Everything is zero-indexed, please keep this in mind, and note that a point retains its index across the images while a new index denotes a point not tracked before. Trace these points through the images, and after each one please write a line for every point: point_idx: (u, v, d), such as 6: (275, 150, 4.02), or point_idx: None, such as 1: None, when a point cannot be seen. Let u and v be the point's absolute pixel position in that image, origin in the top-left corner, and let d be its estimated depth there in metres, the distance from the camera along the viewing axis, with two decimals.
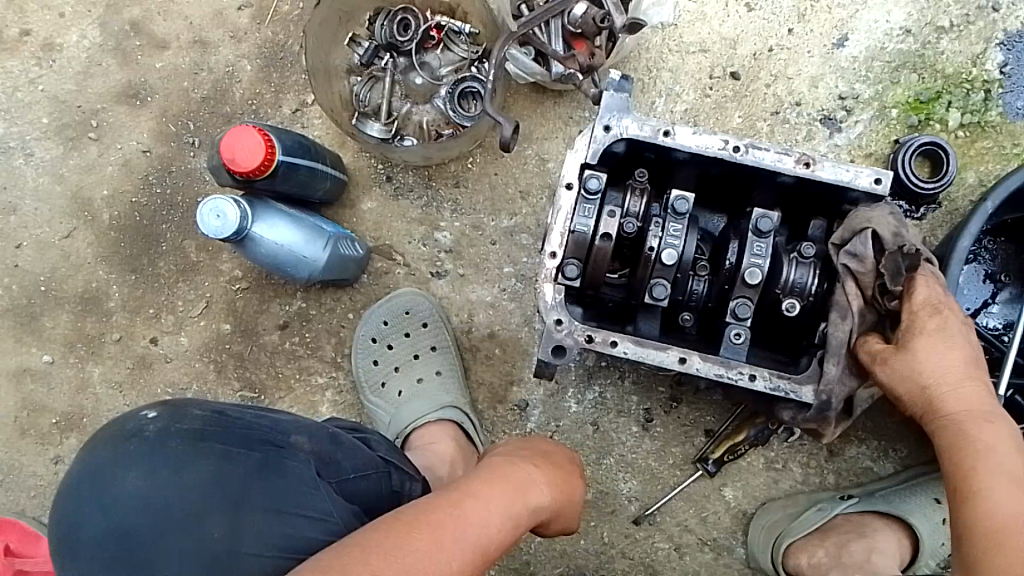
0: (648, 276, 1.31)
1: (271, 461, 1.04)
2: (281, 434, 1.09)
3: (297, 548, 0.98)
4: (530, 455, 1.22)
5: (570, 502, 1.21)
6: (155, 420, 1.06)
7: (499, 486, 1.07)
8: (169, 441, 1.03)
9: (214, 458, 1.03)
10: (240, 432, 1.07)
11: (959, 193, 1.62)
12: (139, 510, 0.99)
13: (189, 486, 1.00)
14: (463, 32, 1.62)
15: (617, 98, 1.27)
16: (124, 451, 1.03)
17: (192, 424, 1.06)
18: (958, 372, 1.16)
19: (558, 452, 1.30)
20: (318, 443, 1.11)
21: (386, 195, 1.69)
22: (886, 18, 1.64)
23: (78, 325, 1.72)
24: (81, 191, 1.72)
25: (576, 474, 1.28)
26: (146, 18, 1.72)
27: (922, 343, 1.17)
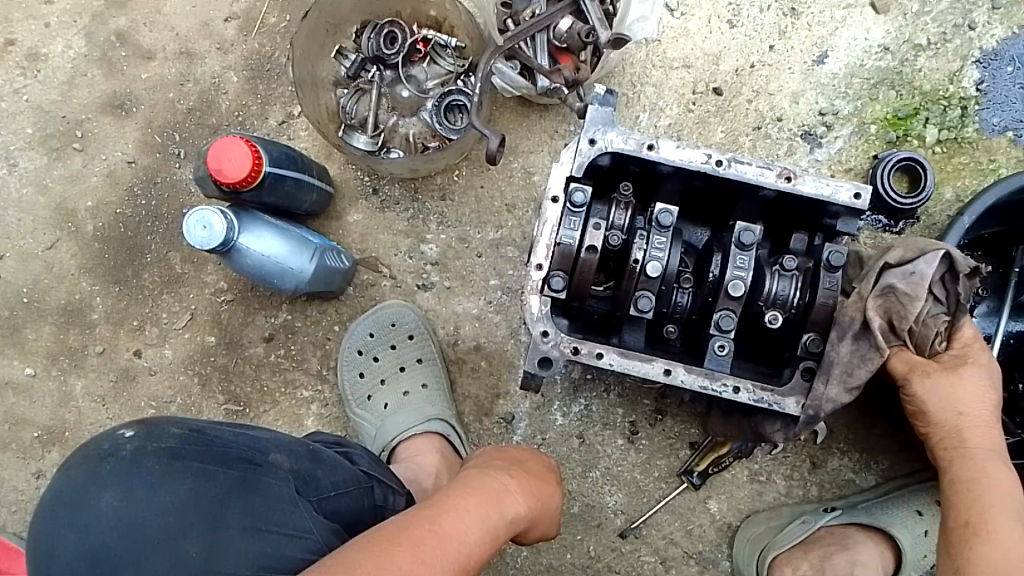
0: (633, 288, 1.32)
1: (251, 480, 1.04)
2: (260, 452, 1.08)
3: (279, 569, 0.98)
4: (505, 465, 1.22)
5: (546, 511, 1.22)
6: (131, 438, 1.03)
7: (481, 499, 1.08)
8: (148, 461, 1.01)
9: (194, 477, 1.01)
10: (219, 450, 1.06)
11: (937, 208, 1.64)
12: (115, 533, 0.97)
13: (167, 508, 0.99)
14: (449, 45, 1.64)
15: (602, 111, 1.29)
16: (99, 470, 1.00)
17: (169, 442, 1.04)
18: (989, 413, 1.31)
19: (532, 460, 1.30)
20: (298, 461, 1.10)
21: (372, 207, 1.70)
22: (865, 35, 1.67)
23: (61, 337, 1.71)
24: (65, 201, 1.72)
25: (553, 481, 1.29)
26: (132, 29, 1.72)
27: (965, 376, 1.31)
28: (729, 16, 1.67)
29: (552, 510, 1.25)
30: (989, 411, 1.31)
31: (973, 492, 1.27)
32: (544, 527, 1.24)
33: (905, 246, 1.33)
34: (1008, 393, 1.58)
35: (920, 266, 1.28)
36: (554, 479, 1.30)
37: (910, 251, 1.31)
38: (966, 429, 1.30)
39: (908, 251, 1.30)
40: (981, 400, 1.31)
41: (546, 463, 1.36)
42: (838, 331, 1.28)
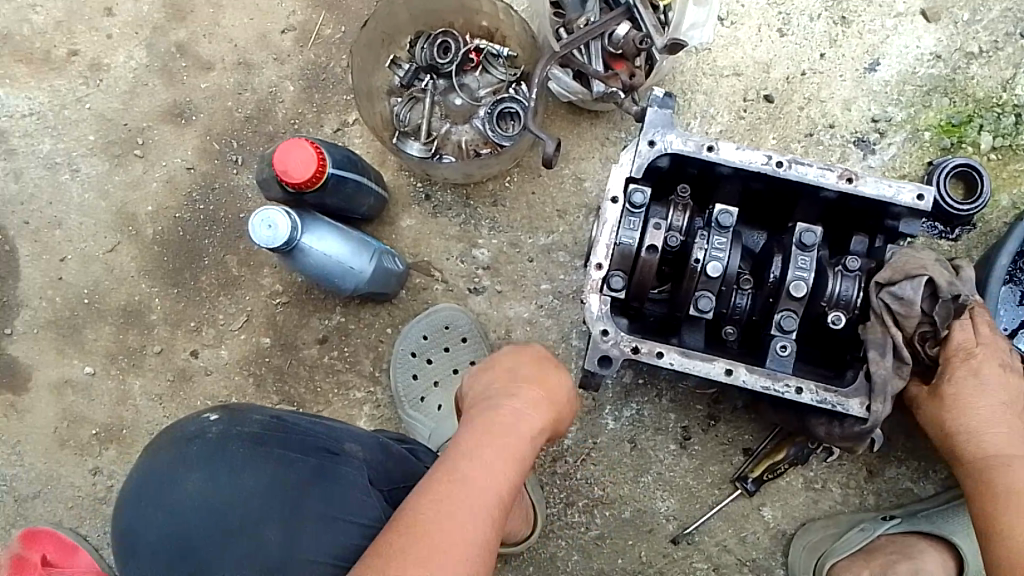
0: (693, 289, 1.33)
1: (327, 469, 1.19)
2: (335, 441, 1.23)
3: (348, 551, 1.13)
4: (502, 389, 1.20)
5: (557, 401, 1.21)
6: (217, 424, 1.22)
7: (479, 449, 1.09)
8: (232, 444, 1.19)
9: (272, 461, 1.18)
10: (297, 438, 1.22)
11: (992, 215, 1.65)
12: (204, 509, 1.15)
13: (248, 489, 1.16)
14: (501, 55, 1.66)
15: (661, 113, 1.31)
16: (189, 452, 1.19)
17: (251, 429, 1.22)
18: (986, 416, 1.29)
19: (523, 358, 1.25)
20: (370, 452, 1.24)
21: (425, 212, 1.73)
22: (917, 43, 1.68)
23: (121, 338, 1.74)
24: (126, 206, 1.76)
25: (557, 365, 1.26)
26: (192, 40, 1.77)
27: (952, 388, 1.31)
28: (780, 25, 1.68)
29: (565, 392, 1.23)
30: (988, 415, 1.30)
31: (982, 500, 1.26)
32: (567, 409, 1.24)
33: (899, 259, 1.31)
34: None
35: (909, 286, 1.27)
36: (558, 364, 1.27)
37: (898, 270, 1.29)
38: (964, 442, 1.31)
39: (895, 272, 1.29)
40: (972, 409, 1.30)
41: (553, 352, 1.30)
42: (877, 350, 1.27)
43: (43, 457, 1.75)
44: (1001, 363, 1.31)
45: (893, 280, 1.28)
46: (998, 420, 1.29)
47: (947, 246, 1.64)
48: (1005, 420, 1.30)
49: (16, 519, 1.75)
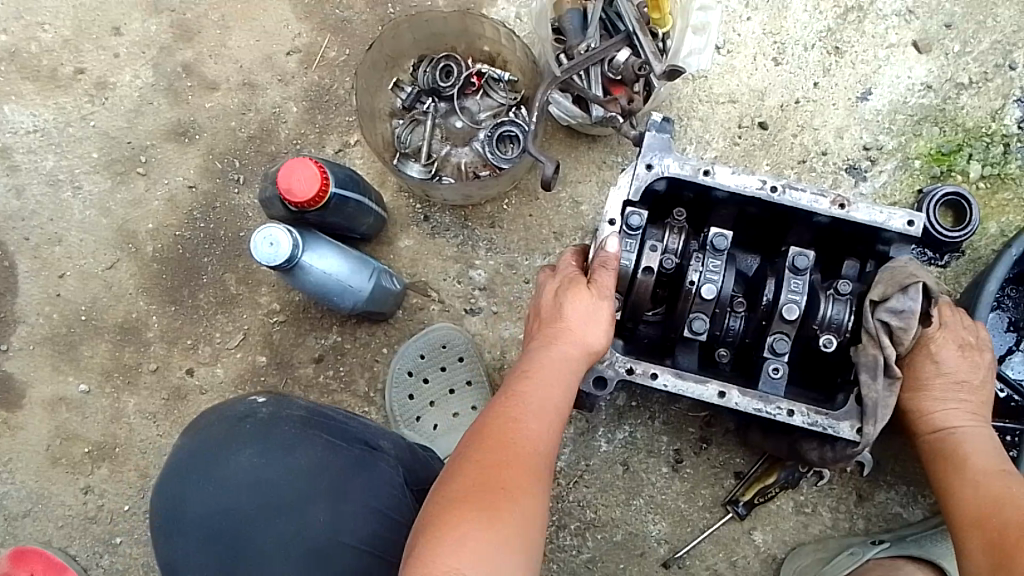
0: (687, 310, 1.35)
1: (366, 458, 1.31)
2: (373, 437, 1.37)
3: (381, 536, 1.25)
4: (543, 348, 1.25)
5: (576, 329, 1.25)
6: (265, 406, 1.35)
7: (514, 390, 1.21)
8: (284, 424, 1.32)
9: (319, 444, 1.31)
10: (338, 427, 1.35)
11: (982, 242, 1.67)
12: (255, 482, 1.27)
13: (295, 467, 1.28)
14: (502, 79, 1.70)
15: (659, 138, 1.33)
16: (242, 429, 1.31)
17: (298, 413, 1.35)
18: (942, 395, 1.33)
19: (548, 291, 1.32)
20: (399, 450, 1.39)
21: (423, 233, 1.75)
22: (908, 73, 1.71)
23: (117, 354, 1.75)
24: (127, 223, 1.77)
25: (578, 286, 1.28)
26: (198, 61, 1.79)
27: (914, 374, 1.34)
28: (774, 54, 1.72)
29: (592, 313, 1.26)
30: (943, 394, 1.33)
31: (940, 468, 1.33)
32: (600, 328, 1.26)
33: (885, 273, 1.31)
34: None
35: (907, 299, 1.27)
36: (584, 282, 1.28)
37: (891, 284, 1.28)
38: (920, 419, 1.35)
39: (891, 285, 1.27)
40: (929, 390, 1.33)
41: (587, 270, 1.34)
42: (869, 372, 1.27)
43: (35, 475, 1.75)
44: (960, 347, 1.33)
45: (890, 295, 1.27)
46: (953, 398, 1.33)
47: (937, 272, 1.67)
48: (960, 397, 1.33)
49: (4, 538, 1.74)
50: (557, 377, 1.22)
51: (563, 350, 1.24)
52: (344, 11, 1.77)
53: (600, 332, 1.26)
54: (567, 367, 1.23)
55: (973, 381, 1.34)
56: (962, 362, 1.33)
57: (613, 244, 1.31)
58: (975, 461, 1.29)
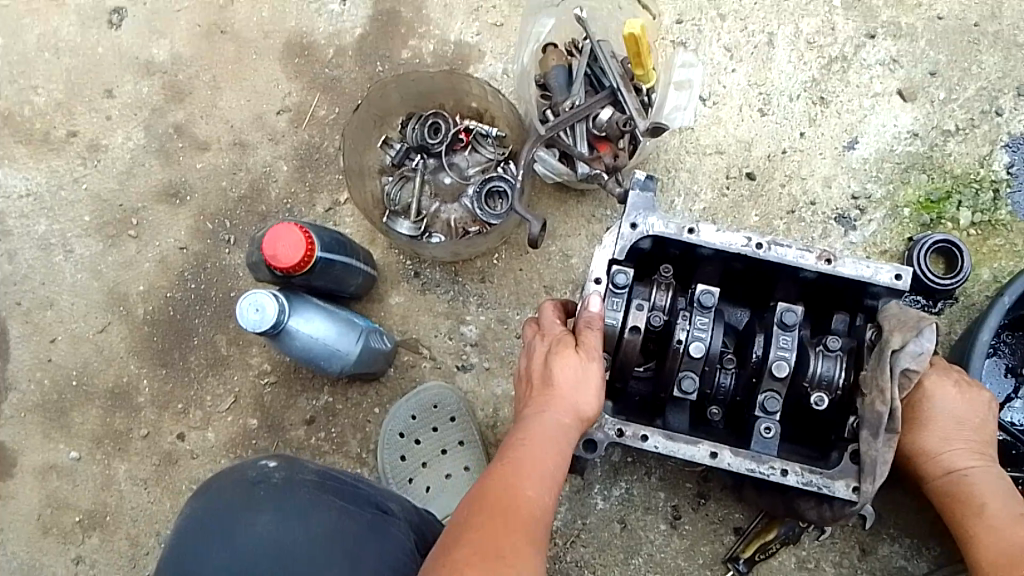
0: (675, 368, 1.34)
1: (380, 523, 1.23)
2: (383, 501, 1.29)
3: None
4: (533, 411, 1.24)
5: (566, 391, 1.23)
6: (278, 470, 1.26)
7: (508, 458, 1.18)
8: (299, 487, 1.23)
9: (335, 509, 1.22)
10: (351, 491, 1.27)
11: (975, 288, 1.66)
12: (267, 550, 1.16)
13: (312, 532, 1.18)
14: (490, 134, 1.69)
15: (642, 196, 1.33)
16: (256, 494, 1.22)
17: (310, 478, 1.27)
18: (945, 437, 1.33)
19: (535, 352, 1.31)
20: (409, 514, 1.31)
21: (414, 289, 1.74)
22: (894, 121, 1.72)
23: (107, 421, 1.76)
24: (118, 286, 1.78)
25: (566, 348, 1.26)
26: (190, 122, 1.81)
27: (916, 418, 1.34)
28: (761, 105, 1.73)
29: (581, 376, 1.25)
30: (946, 436, 1.33)
31: (952, 510, 1.34)
32: (590, 390, 1.24)
33: (897, 321, 1.26)
34: None
35: (918, 344, 1.22)
36: (572, 344, 1.27)
37: (901, 329, 1.24)
38: (927, 461, 1.35)
39: (903, 332, 1.24)
40: (932, 433, 1.34)
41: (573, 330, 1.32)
42: (871, 429, 1.24)
43: (26, 545, 1.74)
44: (957, 387, 1.33)
45: (905, 341, 1.23)
46: (956, 439, 1.33)
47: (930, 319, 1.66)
48: (963, 437, 1.33)
49: None
50: (550, 440, 1.20)
51: (555, 414, 1.22)
52: (334, 70, 1.79)
53: (590, 394, 1.24)
54: (559, 432, 1.21)
55: (975, 418, 1.34)
56: (961, 402, 1.33)
57: (594, 303, 1.29)
58: (989, 505, 1.30)
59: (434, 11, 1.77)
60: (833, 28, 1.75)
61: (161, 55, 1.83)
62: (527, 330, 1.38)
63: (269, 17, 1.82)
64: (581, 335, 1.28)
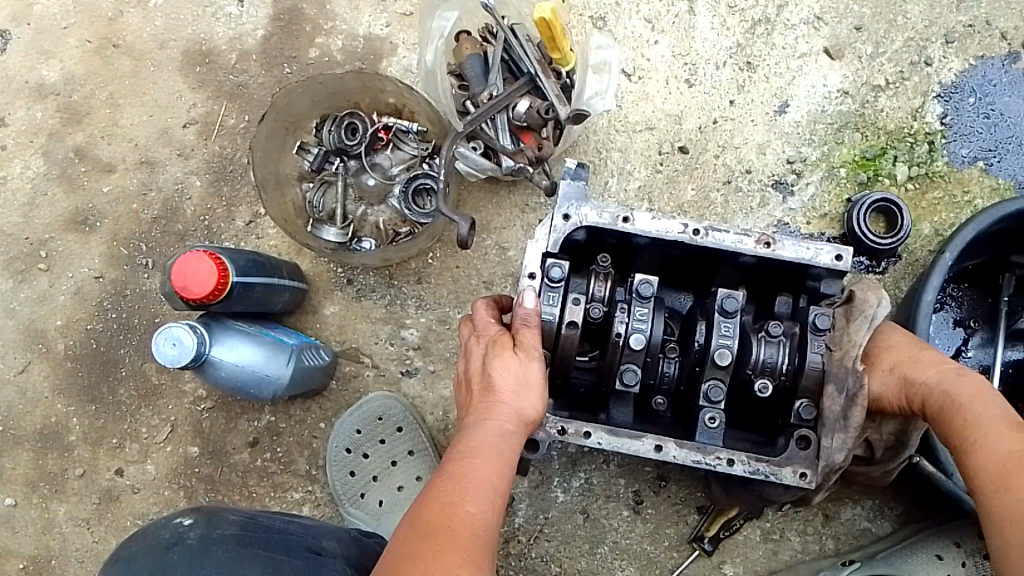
0: (617, 361, 1.29)
1: (314, 566, 1.17)
2: (316, 541, 1.24)
3: None
4: (474, 419, 1.16)
5: (508, 396, 1.17)
6: (193, 529, 1.21)
7: (450, 469, 1.10)
8: (217, 546, 1.18)
9: (259, 561, 1.16)
10: (278, 539, 1.22)
11: (917, 244, 1.63)
12: None
13: None
14: (411, 130, 1.62)
15: (574, 186, 1.28)
16: (170, 559, 1.16)
17: (232, 531, 1.21)
18: (922, 357, 1.22)
19: (472, 355, 1.23)
20: (346, 547, 1.26)
21: (348, 297, 1.66)
22: (824, 82, 1.68)
23: (40, 463, 1.68)
24: (34, 322, 1.69)
25: (503, 348, 1.19)
26: (90, 144, 1.71)
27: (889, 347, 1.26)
28: (687, 76, 1.68)
29: (522, 378, 1.18)
30: (924, 357, 1.22)
31: (950, 421, 1.13)
32: (532, 391, 1.18)
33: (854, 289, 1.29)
34: None
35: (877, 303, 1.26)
36: (509, 344, 1.20)
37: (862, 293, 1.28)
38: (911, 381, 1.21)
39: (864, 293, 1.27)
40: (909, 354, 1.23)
41: (510, 328, 1.25)
42: (834, 386, 1.24)
43: None
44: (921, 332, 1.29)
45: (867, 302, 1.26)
46: (935, 360, 1.22)
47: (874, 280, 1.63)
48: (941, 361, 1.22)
49: None
50: (493, 449, 1.13)
51: (497, 420, 1.15)
52: (239, 76, 1.69)
53: (532, 397, 1.18)
54: (503, 439, 1.14)
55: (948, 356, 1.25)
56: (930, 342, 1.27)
57: (529, 299, 1.23)
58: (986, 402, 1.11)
59: (339, 5, 1.68)
60: None
61: (53, 76, 1.72)
62: (462, 331, 1.30)
63: (163, 26, 1.72)
64: (518, 334, 1.21)
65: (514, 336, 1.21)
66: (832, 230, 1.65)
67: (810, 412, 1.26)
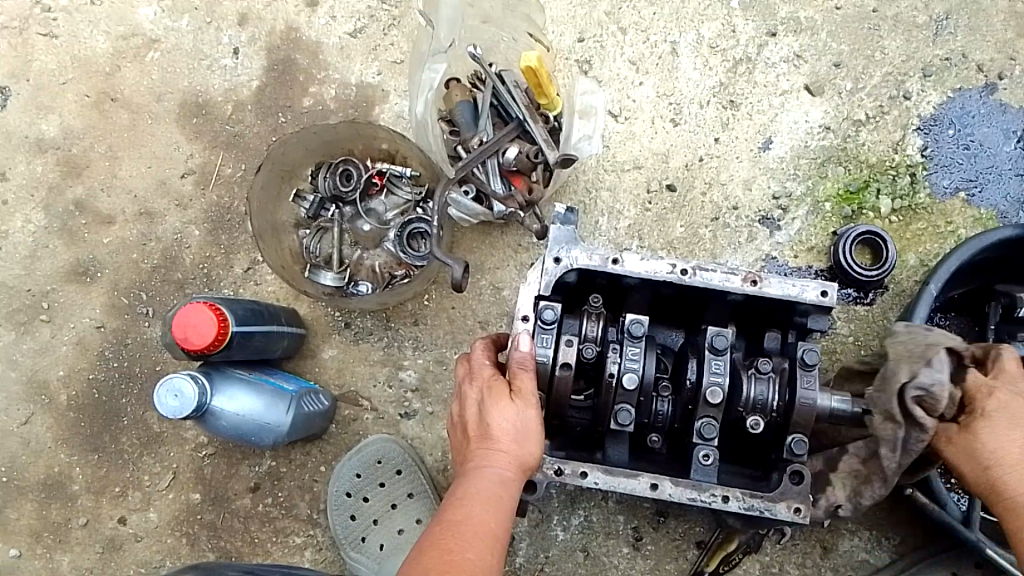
0: (612, 401, 1.31)
1: None
2: None
3: None
4: (473, 465, 1.19)
5: (508, 443, 1.19)
6: None
7: (449, 516, 1.13)
8: None
9: None
10: None
11: (903, 275, 1.67)
12: None
13: None
14: (405, 175, 1.64)
15: (563, 230, 1.31)
16: None
17: None
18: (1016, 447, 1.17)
19: (468, 399, 1.25)
20: None
21: (346, 341, 1.68)
22: (805, 117, 1.72)
23: (43, 514, 1.69)
24: (37, 373, 1.72)
25: (501, 395, 1.21)
26: (90, 196, 1.74)
27: (982, 420, 1.20)
28: (672, 116, 1.72)
29: (520, 424, 1.21)
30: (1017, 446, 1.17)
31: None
32: (530, 438, 1.21)
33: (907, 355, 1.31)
34: None
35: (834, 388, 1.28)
36: (506, 390, 1.22)
37: (914, 361, 1.29)
38: (998, 473, 1.16)
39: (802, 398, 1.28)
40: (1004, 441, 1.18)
41: (505, 370, 1.27)
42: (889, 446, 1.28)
43: None
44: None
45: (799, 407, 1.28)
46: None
47: (863, 311, 1.66)
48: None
49: None
50: (492, 496, 1.15)
51: (495, 467, 1.18)
52: (235, 126, 1.73)
53: (531, 443, 1.21)
54: (502, 486, 1.17)
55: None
56: None
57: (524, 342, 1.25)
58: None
59: (331, 55, 1.73)
60: (734, 30, 1.74)
61: (52, 131, 1.76)
62: (457, 370, 1.32)
63: (159, 78, 1.76)
64: (515, 379, 1.23)
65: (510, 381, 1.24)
66: (820, 262, 1.68)
67: (802, 447, 1.27)
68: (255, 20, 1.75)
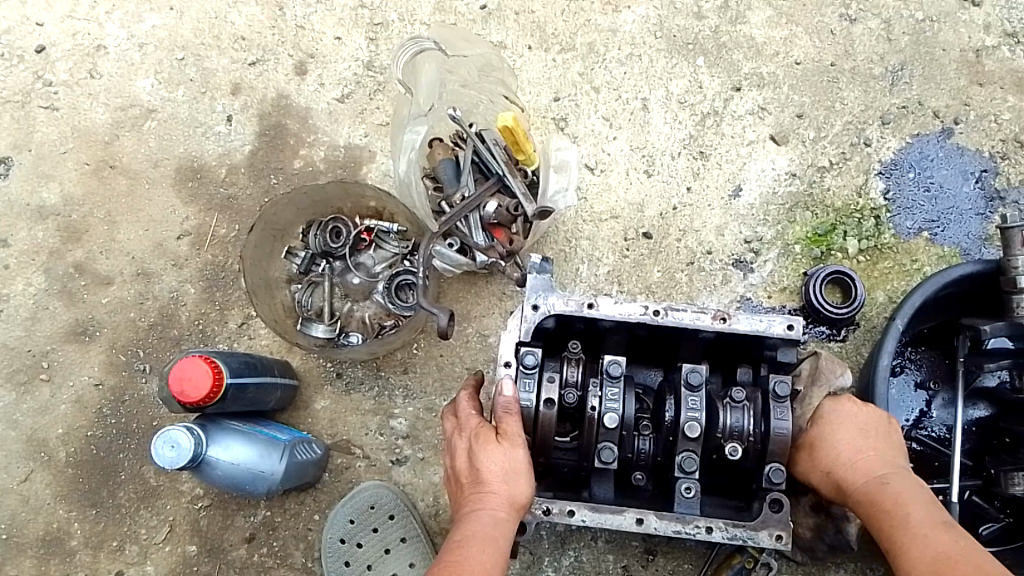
0: (595, 440, 1.35)
1: None
2: None
3: None
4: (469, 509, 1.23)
5: (497, 484, 1.24)
6: None
7: (448, 556, 1.16)
8: None
9: None
10: None
11: (873, 311, 1.74)
12: None
13: None
14: (391, 230, 1.71)
15: (540, 278, 1.37)
16: None
17: None
18: (854, 448, 1.30)
19: (458, 449, 1.31)
20: None
21: (338, 391, 1.74)
22: (772, 165, 1.81)
23: (42, 570, 1.72)
24: (36, 432, 1.76)
25: (488, 439, 1.27)
26: (89, 259, 1.81)
27: (830, 425, 1.33)
28: (646, 167, 1.81)
29: (508, 464, 1.25)
30: (856, 447, 1.30)
31: (878, 526, 1.20)
32: (520, 477, 1.25)
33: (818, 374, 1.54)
34: (981, 480, 1.60)
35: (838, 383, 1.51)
36: (493, 435, 1.27)
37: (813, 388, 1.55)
38: (841, 480, 1.29)
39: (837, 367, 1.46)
40: (839, 440, 1.31)
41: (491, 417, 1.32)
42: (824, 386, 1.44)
43: None
44: (857, 406, 1.34)
45: (845, 371, 1.45)
46: (872, 453, 1.29)
47: (837, 347, 1.73)
48: (874, 448, 1.29)
49: None
50: (487, 538, 1.18)
51: (489, 510, 1.22)
52: (228, 188, 1.81)
53: (521, 482, 1.25)
54: (496, 525, 1.21)
55: (882, 434, 1.32)
56: (865, 418, 1.33)
57: (507, 387, 1.31)
58: (911, 509, 1.17)
59: (319, 119, 1.82)
60: (700, 86, 1.84)
61: (52, 198, 1.84)
62: (447, 424, 1.38)
63: (157, 146, 1.85)
64: (500, 423, 1.28)
65: (496, 426, 1.29)
66: (792, 302, 1.75)
67: (779, 476, 1.31)
68: (247, 90, 1.85)
